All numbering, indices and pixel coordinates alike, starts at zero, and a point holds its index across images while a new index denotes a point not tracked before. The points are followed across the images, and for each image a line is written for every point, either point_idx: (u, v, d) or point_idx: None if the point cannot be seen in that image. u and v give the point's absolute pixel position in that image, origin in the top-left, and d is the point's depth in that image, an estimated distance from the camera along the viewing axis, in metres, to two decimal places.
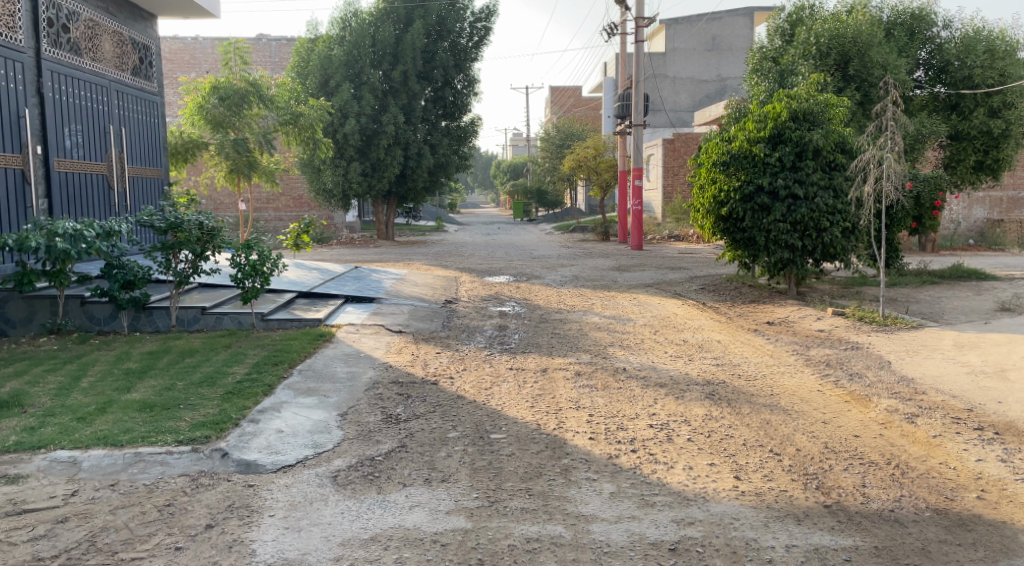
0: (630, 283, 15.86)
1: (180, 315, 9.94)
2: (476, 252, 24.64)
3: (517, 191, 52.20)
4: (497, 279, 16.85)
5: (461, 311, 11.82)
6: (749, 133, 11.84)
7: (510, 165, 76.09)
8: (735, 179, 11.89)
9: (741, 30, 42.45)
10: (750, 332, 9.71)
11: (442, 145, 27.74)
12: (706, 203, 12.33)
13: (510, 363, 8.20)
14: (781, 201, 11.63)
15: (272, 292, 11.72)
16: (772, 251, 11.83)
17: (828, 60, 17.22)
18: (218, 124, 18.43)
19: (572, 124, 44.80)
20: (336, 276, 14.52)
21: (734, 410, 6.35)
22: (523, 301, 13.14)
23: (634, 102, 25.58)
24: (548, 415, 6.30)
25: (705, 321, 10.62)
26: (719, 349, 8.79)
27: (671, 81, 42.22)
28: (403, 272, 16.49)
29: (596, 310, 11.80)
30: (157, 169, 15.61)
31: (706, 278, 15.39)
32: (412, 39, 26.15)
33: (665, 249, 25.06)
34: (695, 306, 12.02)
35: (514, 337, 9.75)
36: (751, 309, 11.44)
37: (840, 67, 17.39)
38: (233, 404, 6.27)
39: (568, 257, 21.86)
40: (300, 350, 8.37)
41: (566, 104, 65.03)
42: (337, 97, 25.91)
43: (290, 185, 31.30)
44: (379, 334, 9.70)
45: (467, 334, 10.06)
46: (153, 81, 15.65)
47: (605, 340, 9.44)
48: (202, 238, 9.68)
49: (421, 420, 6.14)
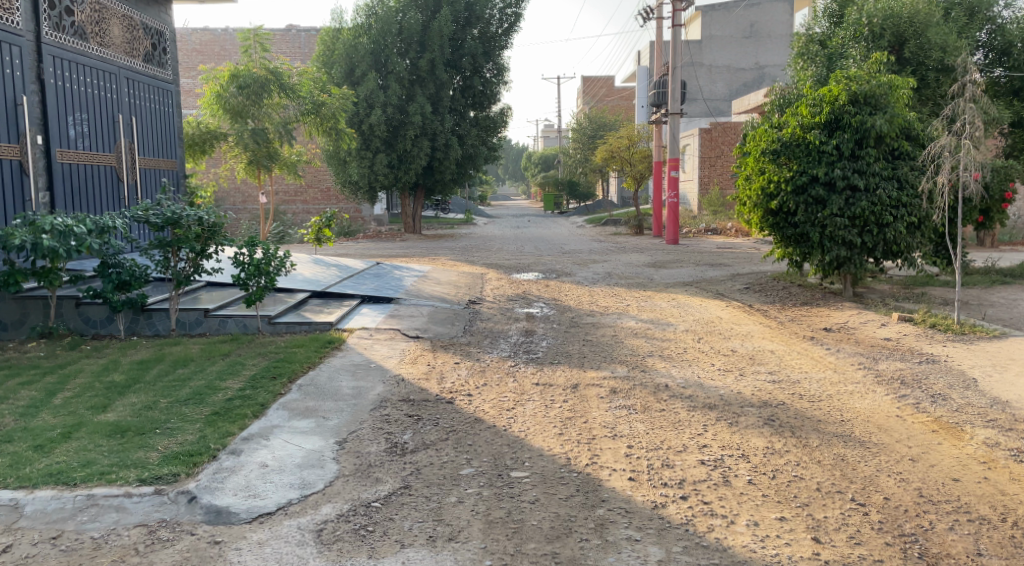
0: (668, 281, 14.85)
1: (182, 318, 9.11)
2: (505, 246, 23.76)
3: (548, 182, 51.20)
4: (525, 275, 15.96)
5: (485, 313, 10.94)
6: (803, 118, 10.82)
7: (542, 156, 75.06)
8: (786, 170, 10.89)
9: (782, 15, 40.92)
10: (807, 341, 8.68)
11: (470, 135, 26.89)
12: (753, 195, 11.34)
13: (537, 377, 7.29)
14: (838, 193, 10.60)
15: (282, 292, 10.90)
16: (828, 248, 10.80)
17: (882, 42, 16.01)
18: (237, 114, 17.60)
19: (605, 114, 43.65)
20: (355, 273, 13.72)
21: (800, 443, 5.40)
22: (553, 301, 12.22)
23: (671, 89, 24.42)
24: (580, 446, 5.38)
25: (754, 328, 9.59)
26: (773, 361, 7.79)
27: (707, 70, 40.86)
28: (426, 269, 15.67)
29: (633, 313, 10.84)
30: (171, 160, 14.90)
31: (750, 276, 14.33)
32: (440, 26, 25.23)
33: (703, 243, 23.97)
34: (741, 308, 10.99)
35: (542, 345, 8.83)
36: (804, 313, 10.40)
37: (895, 49, 16.18)
38: (216, 429, 5.45)
39: (600, 252, 20.92)
40: (304, 360, 7.54)
41: (599, 94, 63.75)
42: (363, 86, 25.08)
43: (317, 177, 30.65)
44: (393, 341, 8.84)
45: (490, 341, 9.17)
46: (168, 68, 14.91)
47: (643, 349, 8.47)
48: (202, 235, 8.82)
49: (430, 450, 5.26)
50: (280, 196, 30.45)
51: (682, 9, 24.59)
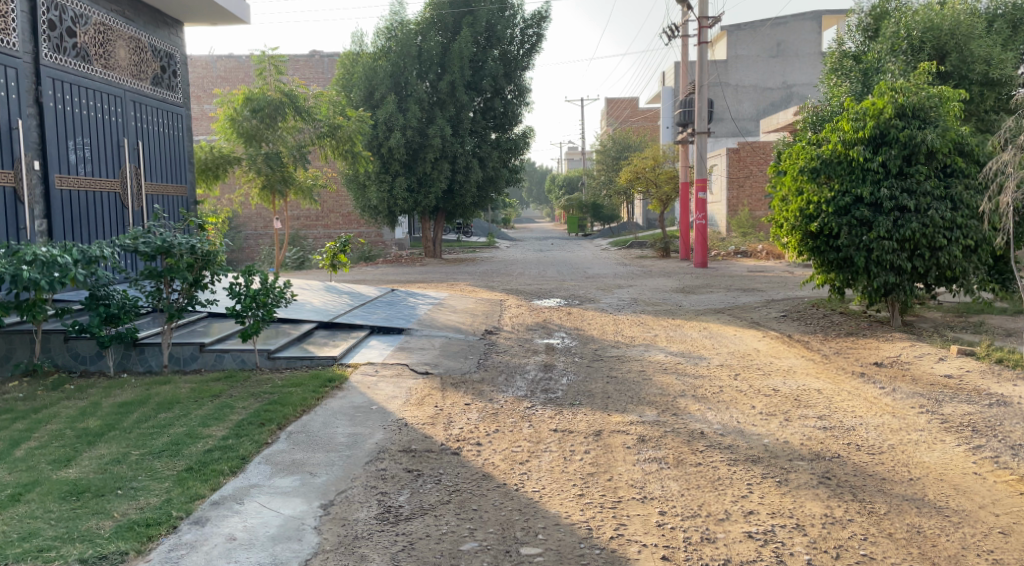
0: (698, 308, 14.02)
1: (175, 353, 8.44)
2: (527, 270, 23.07)
3: (572, 205, 50.51)
4: (547, 302, 15.21)
5: (503, 345, 10.19)
6: (845, 134, 10.09)
7: (566, 179, 74.55)
8: (827, 190, 10.17)
9: (810, 33, 40.05)
10: (857, 380, 7.83)
11: (491, 158, 26.23)
12: (791, 216, 10.63)
13: (555, 422, 6.52)
14: (886, 214, 9.83)
15: (286, 323, 10.23)
16: (874, 274, 10.00)
17: (921, 55, 15.12)
18: (251, 137, 16.99)
19: (629, 135, 42.94)
20: (367, 302, 13.07)
21: (865, 509, 4.62)
22: (575, 331, 11.45)
23: (698, 108, 23.68)
24: (605, 511, 4.60)
25: (796, 363, 8.76)
26: (821, 404, 6.94)
27: (733, 90, 40.10)
28: (442, 296, 15.00)
29: (662, 345, 10.03)
30: (181, 185, 14.39)
31: (786, 303, 13.47)
32: (460, 47, 24.80)
33: (733, 266, 23.13)
34: (780, 340, 10.15)
35: (562, 382, 8.06)
36: (850, 346, 9.53)
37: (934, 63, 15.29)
38: (185, 490, 4.75)
39: (625, 277, 20.13)
40: (299, 402, 6.84)
41: (624, 115, 63.07)
42: (382, 109, 24.61)
43: (338, 201, 30.24)
44: (400, 378, 8.12)
45: (506, 377, 8.41)
46: (178, 92, 14.36)
47: (674, 387, 7.66)
48: (196, 264, 8.13)
49: (429, 517, 4.51)
50: (300, 221, 30.04)
51: (708, 27, 23.92)
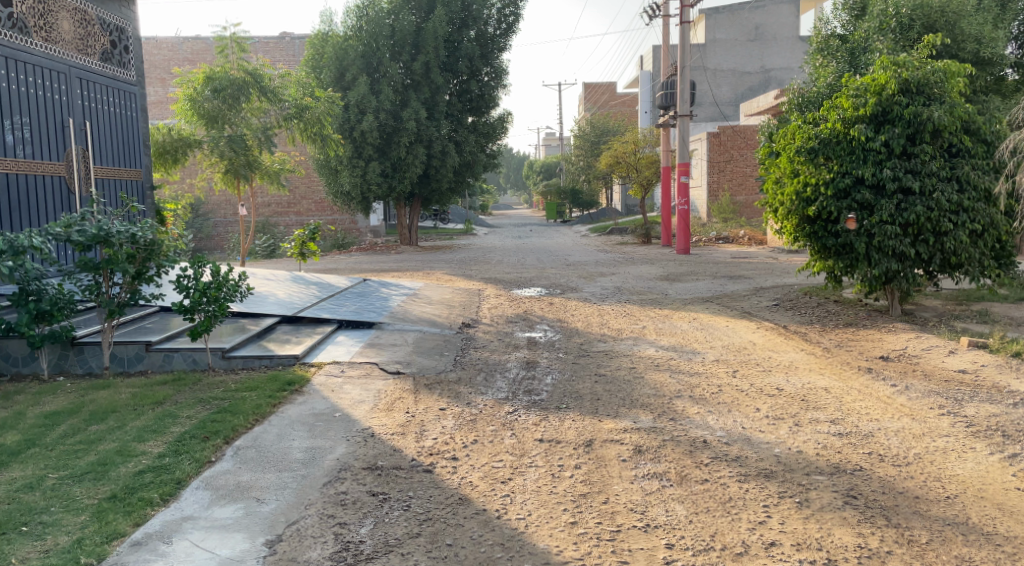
0: (685, 296, 13.39)
1: (119, 353, 7.65)
2: (505, 258, 22.35)
3: (550, 191, 49.79)
4: (527, 292, 14.51)
5: (481, 340, 9.47)
6: (845, 111, 9.43)
7: (544, 164, 73.77)
8: (825, 171, 9.53)
9: (788, 17, 39.55)
10: (865, 376, 7.21)
11: (467, 142, 25.42)
12: (786, 200, 9.98)
13: (541, 431, 5.81)
14: (888, 197, 9.21)
15: (246, 318, 9.42)
16: (875, 260, 9.37)
17: (911, 35, 14.40)
18: (212, 119, 16.08)
19: (607, 119, 42.27)
20: (336, 293, 12.29)
21: (902, 537, 4.00)
22: (558, 323, 10.77)
23: (680, 90, 23.02)
24: (602, 545, 3.96)
25: (797, 358, 8.13)
26: (832, 405, 6.30)
27: (712, 74, 39.50)
28: (416, 286, 14.24)
29: (652, 338, 9.37)
30: (135, 169, 13.47)
31: (777, 292, 12.87)
32: (434, 27, 23.91)
33: (715, 253, 22.57)
34: (776, 332, 9.52)
35: (546, 382, 7.36)
36: (852, 338, 8.93)
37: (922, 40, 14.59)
38: (103, 527, 4.00)
39: (607, 264, 19.50)
40: (252, 409, 6.08)
41: (602, 100, 62.30)
42: (353, 91, 23.68)
43: (310, 187, 29.32)
44: (368, 380, 7.36)
45: (485, 376, 7.70)
46: (131, 69, 13.46)
47: (669, 387, 6.99)
48: (138, 256, 7.28)
49: (394, 558, 3.83)
50: (271, 208, 29.11)
51: (690, 5, 23.23)
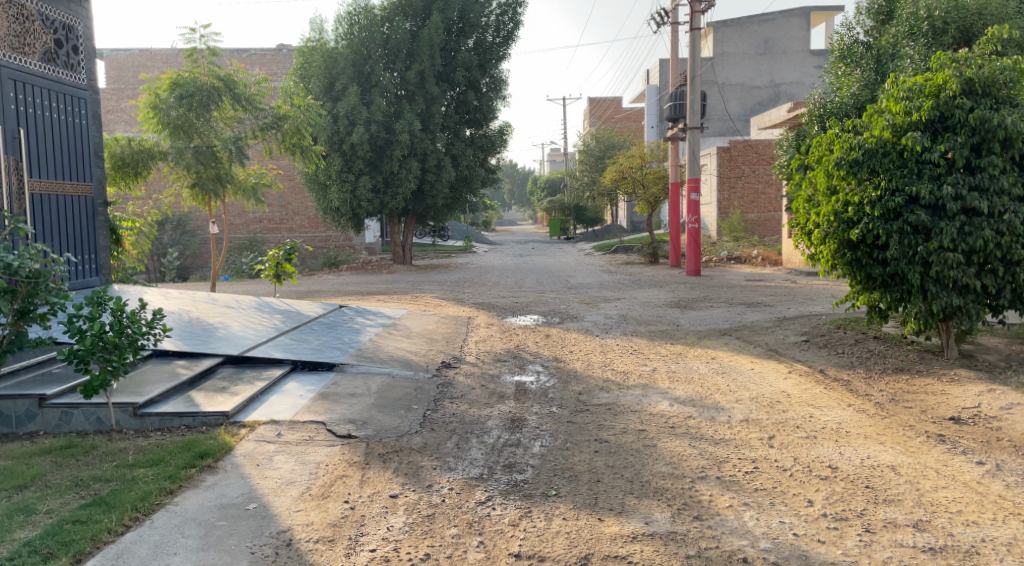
0: (699, 328, 11.86)
1: (4, 412, 6.19)
2: (502, 279, 20.87)
3: (554, 208, 48.44)
4: (521, 320, 13.02)
5: (460, 387, 7.95)
6: (895, 117, 7.94)
7: (548, 180, 72.64)
8: (872, 188, 8.03)
9: (798, 31, 38.18)
10: (940, 451, 5.70)
11: (465, 156, 24.01)
12: (823, 221, 8.51)
13: (522, 538, 4.32)
14: (947, 218, 7.69)
15: (181, 359, 7.89)
16: (932, 293, 7.84)
17: (944, 40, 11.97)
18: (178, 129, 14.41)
19: (613, 134, 40.86)
20: (304, 325, 10.75)
21: None
22: (554, 362, 9.27)
23: (690, 101, 21.49)
24: None
25: (845, 418, 6.59)
26: (908, 495, 4.81)
27: (720, 88, 38.06)
28: (398, 313, 12.73)
29: (664, 385, 7.85)
30: (85, 184, 12.01)
31: (805, 324, 11.33)
32: (430, 33, 22.52)
33: (729, 275, 21.06)
34: (812, 379, 7.99)
35: (533, 451, 5.83)
36: (907, 390, 7.40)
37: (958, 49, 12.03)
38: None
39: (612, 287, 18.01)
40: (135, 500, 4.61)
41: (606, 115, 61.03)
42: (343, 102, 22.18)
43: (302, 203, 27.93)
44: (310, 448, 5.85)
45: (458, 441, 6.16)
46: (80, 72, 12.06)
47: (689, 462, 5.48)
48: (20, 292, 5.77)
49: None
50: (262, 224, 27.78)
51: (700, 12, 21.81)
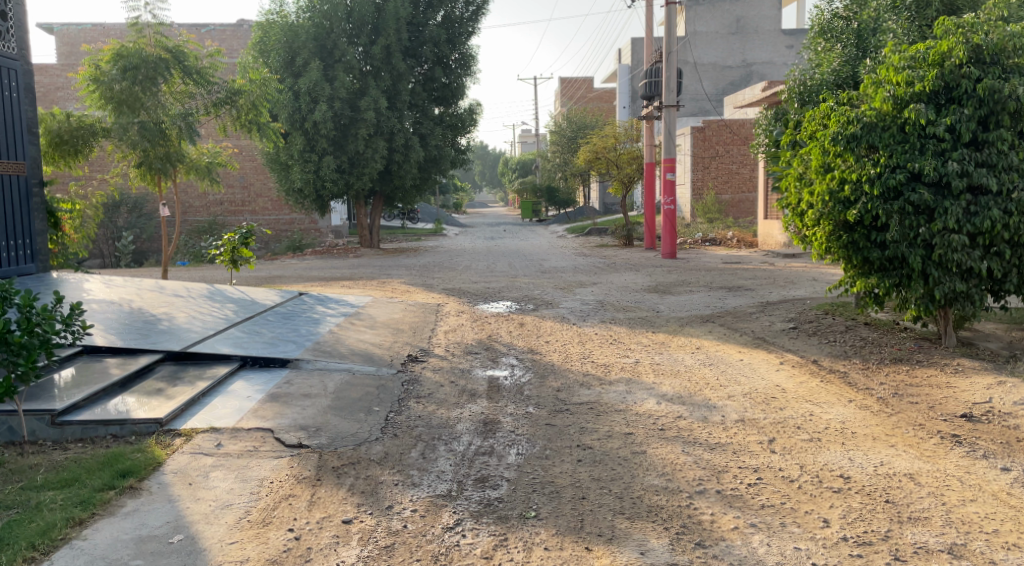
0: (680, 314, 11.27)
1: None
2: (473, 263, 20.16)
3: (525, 189, 47.65)
4: (493, 307, 12.35)
5: (426, 384, 7.25)
6: (897, 87, 7.32)
7: (519, 161, 71.81)
8: (870, 165, 7.42)
9: (770, 10, 37.62)
10: (959, 454, 5.13)
11: (433, 135, 23.17)
12: (817, 200, 7.92)
13: None
14: (951, 198, 7.12)
15: (114, 356, 7.12)
16: (934, 278, 7.28)
17: (927, 13, 10.97)
18: (122, 103, 13.49)
19: (585, 114, 40.12)
20: (259, 314, 9.98)
21: None
22: (529, 353, 8.61)
23: (666, 78, 20.81)
24: None
25: (848, 416, 5.98)
26: (935, 512, 4.23)
27: (693, 68, 37.45)
28: (361, 301, 11.98)
29: (649, 380, 7.21)
30: (16, 162, 11.06)
31: (791, 310, 10.77)
32: (396, 7, 21.58)
33: (705, 257, 20.55)
34: (806, 371, 7.43)
35: (508, 460, 5.18)
36: (910, 382, 6.85)
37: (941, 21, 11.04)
38: None
39: (586, 271, 17.40)
40: (34, 538, 3.91)
41: (577, 95, 60.27)
42: (304, 77, 21.18)
43: (264, 184, 26.86)
44: (253, 461, 5.14)
45: (424, 449, 5.47)
46: (10, 41, 11.07)
47: (684, 473, 4.85)
48: None
49: None
50: (223, 206, 26.74)
51: None
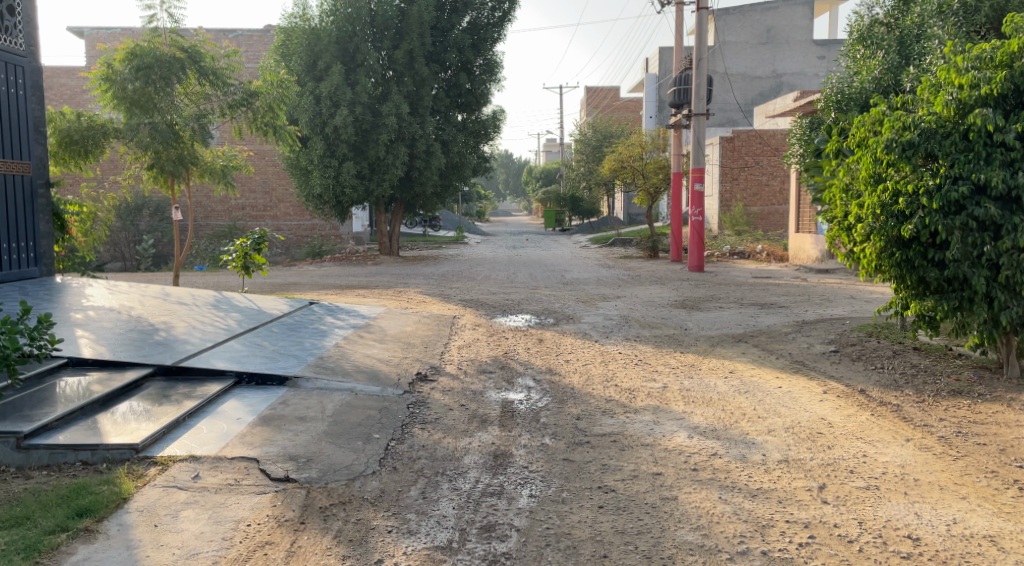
0: (710, 333, 10.58)
1: None
2: (494, 273, 19.59)
3: (550, 199, 47.08)
4: (511, 321, 11.71)
5: (434, 408, 6.62)
6: (960, 90, 6.63)
7: (544, 170, 71.28)
8: (928, 175, 6.72)
9: (802, 20, 36.73)
10: None
11: (456, 142, 22.64)
12: (867, 214, 7.22)
13: None
14: (1020, 213, 6.40)
15: (100, 370, 6.58)
16: (999, 302, 6.55)
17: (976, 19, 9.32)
18: (135, 104, 13.04)
19: (611, 123, 39.46)
20: (264, 325, 9.42)
21: None
22: (547, 374, 7.97)
23: (696, 85, 20.07)
24: None
25: (908, 459, 5.28)
26: None
27: (722, 78, 36.68)
28: (373, 312, 11.38)
29: (679, 409, 6.54)
30: (22, 162, 10.63)
31: (832, 330, 10.03)
32: (420, 10, 21.06)
33: (734, 271, 19.79)
34: (854, 402, 6.72)
35: (520, 504, 4.53)
36: (974, 418, 6.13)
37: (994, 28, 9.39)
38: None
39: (610, 283, 16.75)
40: None
41: (603, 104, 59.65)
42: (326, 82, 20.75)
43: (285, 188, 26.47)
44: (231, 497, 4.54)
45: (426, 486, 4.85)
46: (18, 37, 10.65)
47: (725, 527, 4.20)
48: None
49: None
50: (244, 210, 26.41)
51: None
